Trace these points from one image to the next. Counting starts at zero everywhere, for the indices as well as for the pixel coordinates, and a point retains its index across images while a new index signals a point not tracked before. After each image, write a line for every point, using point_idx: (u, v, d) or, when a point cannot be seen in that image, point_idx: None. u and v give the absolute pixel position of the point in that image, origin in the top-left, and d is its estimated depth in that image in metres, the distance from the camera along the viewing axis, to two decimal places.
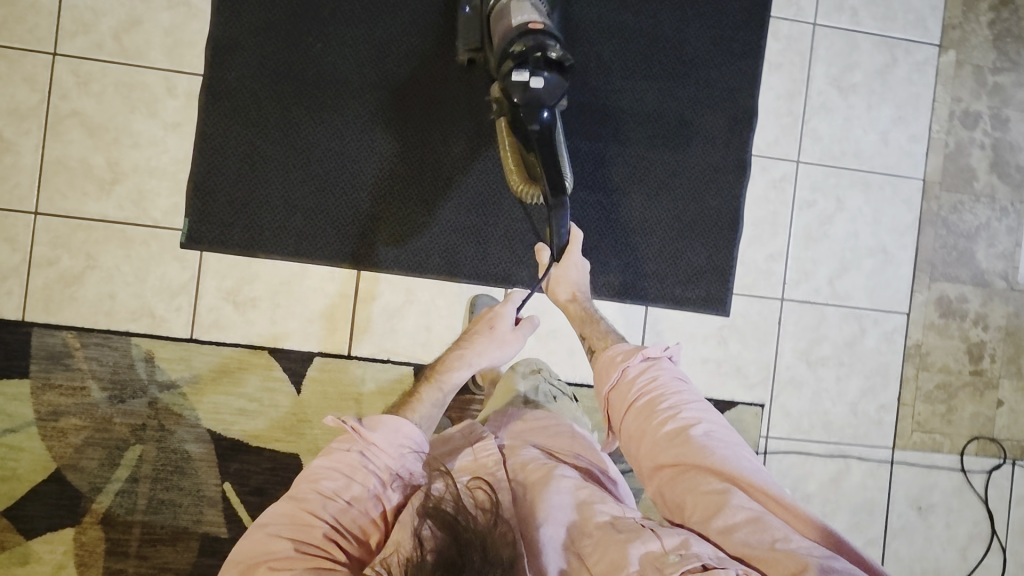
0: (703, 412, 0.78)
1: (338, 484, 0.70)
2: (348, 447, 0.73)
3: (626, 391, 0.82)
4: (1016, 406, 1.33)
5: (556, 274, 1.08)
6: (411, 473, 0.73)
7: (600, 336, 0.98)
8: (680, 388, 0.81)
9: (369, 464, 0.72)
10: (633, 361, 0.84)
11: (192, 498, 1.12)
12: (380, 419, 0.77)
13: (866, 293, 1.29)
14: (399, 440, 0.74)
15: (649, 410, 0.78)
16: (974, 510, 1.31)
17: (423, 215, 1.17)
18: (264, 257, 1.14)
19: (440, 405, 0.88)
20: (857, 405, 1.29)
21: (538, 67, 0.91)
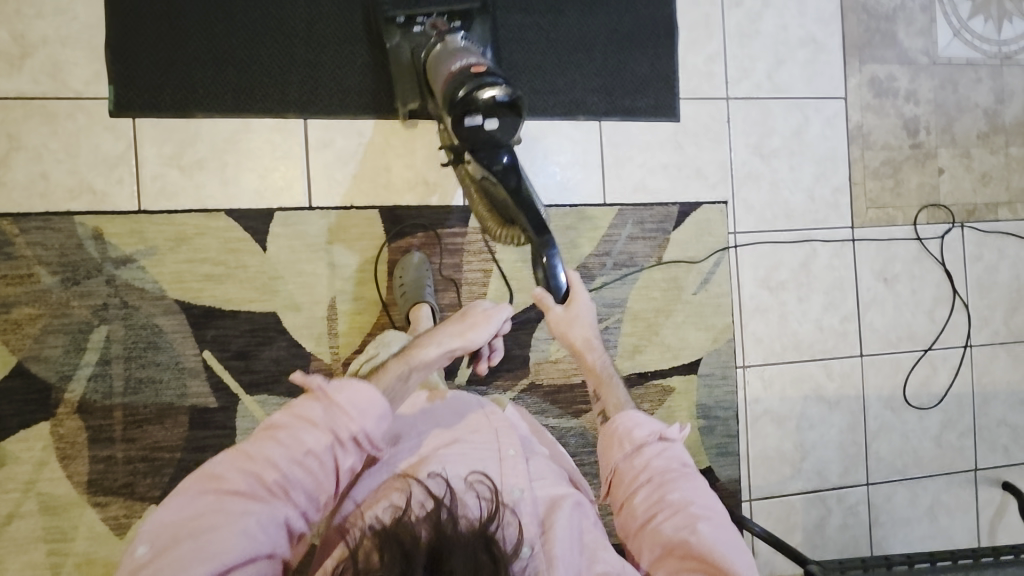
0: (708, 503, 0.77)
1: (298, 435, 0.66)
2: (311, 402, 0.68)
3: (634, 480, 0.80)
4: (955, 172, 1.41)
5: (559, 319, 0.96)
6: (369, 440, 0.69)
7: (616, 402, 0.93)
8: (688, 476, 0.79)
9: (332, 423, 0.67)
10: (650, 442, 0.82)
11: (172, 371, 1.08)
12: (349, 384, 0.70)
13: (803, 83, 1.33)
14: (366, 405, 0.69)
15: (658, 500, 0.77)
16: (935, 274, 1.40)
17: (361, 54, 1.15)
18: (201, 116, 1.10)
19: (400, 384, 0.78)
20: (813, 191, 1.34)
21: (489, 108, 0.91)
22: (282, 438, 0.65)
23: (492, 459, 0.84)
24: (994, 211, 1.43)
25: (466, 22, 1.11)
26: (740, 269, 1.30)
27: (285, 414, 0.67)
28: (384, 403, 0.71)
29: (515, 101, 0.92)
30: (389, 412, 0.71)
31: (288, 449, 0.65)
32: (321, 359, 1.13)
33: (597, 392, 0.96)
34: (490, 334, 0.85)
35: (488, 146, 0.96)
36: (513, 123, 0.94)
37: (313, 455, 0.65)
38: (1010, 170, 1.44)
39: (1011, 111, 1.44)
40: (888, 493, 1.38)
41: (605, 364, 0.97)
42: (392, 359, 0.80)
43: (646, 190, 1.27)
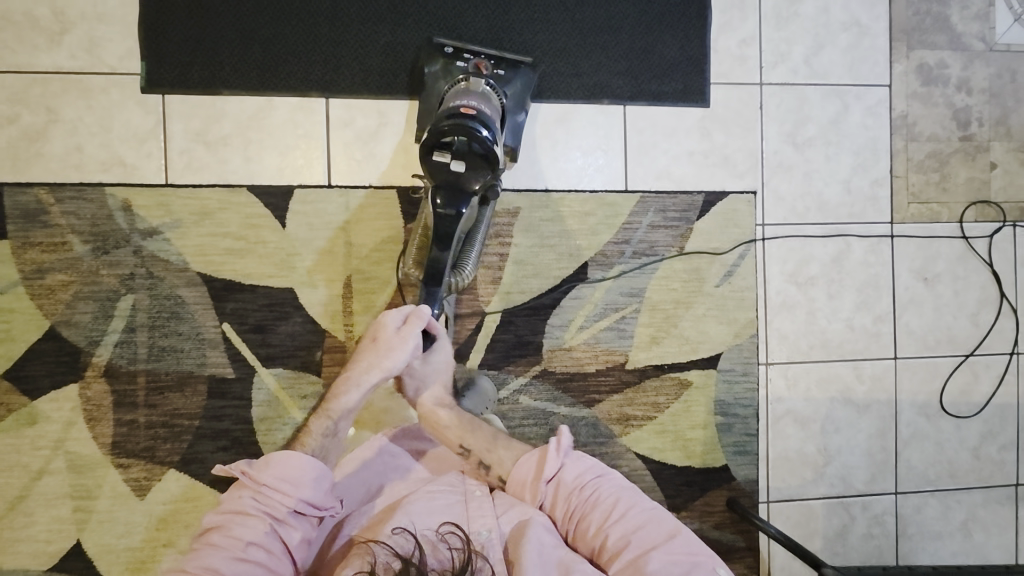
0: (623, 519, 0.86)
1: (234, 527, 0.80)
2: (241, 493, 0.84)
3: (558, 526, 0.92)
4: (1009, 167, 1.31)
5: (417, 370, 1.04)
6: (306, 505, 0.84)
7: (494, 451, 1.01)
8: (595, 499, 0.89)
9: (264, 506, 0.83)
10: (544, 492, 0.94)
11: (193, 341, 1.11)
12: (269, 460, 0.86)
13: (845, 69, 1.27)
14: (291, 476, 0.85)
15: (585, 542, 0.88)
16: (982, 275, 1.31)
17: (384, 34, 1.15)
18: (227, 93, 1.13)
19: (331, 434, 0.96)
20: (850, 183, 1.27)
21: (460, 153, 0.94)
22: (220, 537, 0.79)
23: (458, 503, 0.95)
24: None
25: (511, 72, 1.10)
26: (767, 262, 1.25)
27: (216, 515, 0.82)
28: (306, 466, 0.86)
29: (490, 156, 0.95)
30: (319, 471, 0.87)
31: (226, 547, 0.78)
32: (335, 336, 1.14)
33: (462, 445, 1.02)
34: (404, 358, 0.96)
35: (451, 189, 0.95)
36: (483, 179, 0.97)
37: (258, 541, 0.79)
38: None
39: None
40: (918, 505, 1.31)
41: (458, 415, 1.04)
42: (315, 418, 0.97)
43: (670, 178, 1.23)
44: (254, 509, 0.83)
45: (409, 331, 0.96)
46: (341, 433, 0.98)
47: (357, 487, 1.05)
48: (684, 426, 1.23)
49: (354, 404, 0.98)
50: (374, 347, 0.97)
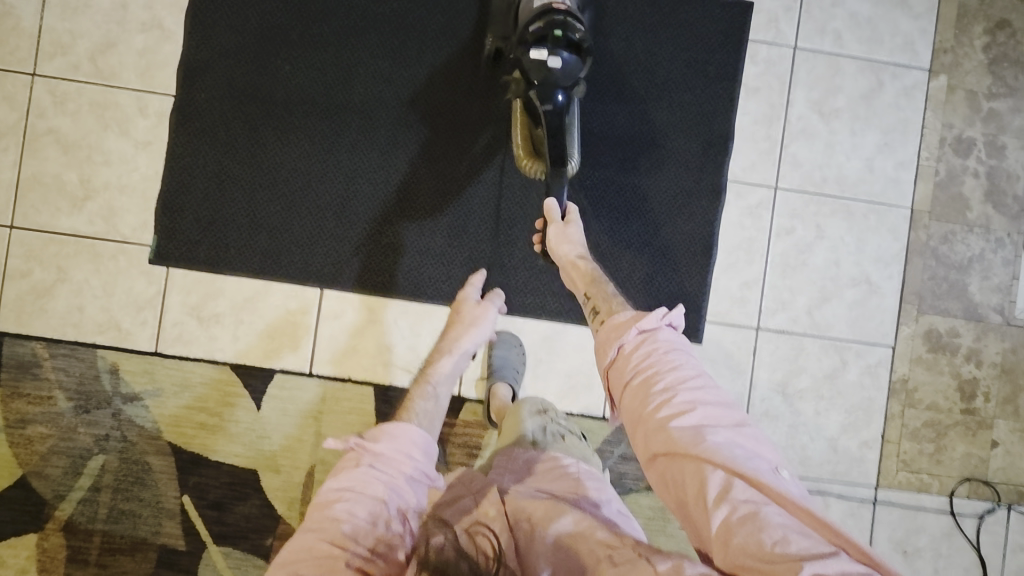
0: (694, 393, 0.70)
1: (363, 488, 0.74)
2: (358, 464, 0.78)
3: (624, 375, 0.76)
4: (1012, 447, 1.25)
5: (557, 232, 1.04)
6: (422, 471, 0.81)
7: (605, 297, 0.94)
8: (676, 362, 0.73)
9: (384, 470, 0.78)
10: (629, 337, 0.78)
11: (152, 509, 1.14)
12: (381, 430, 0.84)
13: (847, 324, 1.24)
14: (406, 445, 0.82)
15: (647, 396, 0.71)
16: (966, 557, 1.23)
17: (388, 235, 1.18)
18: (228, 274, 1.16)
19: (431, 399, 1.00)
20: (836, 441, 1.23)
21: (555, 43, 0.96)
22: (345, 500, 0.72)
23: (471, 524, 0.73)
24: None
25: None
26: None
27: (340, 479, 0.75)
28: (419, 436, 0.85)
29: (581, 44, 0.98)
30: (428, 441, 0.86)
31: (357, 504, 0.72)
32: (289, 523, 1.16)
33: (587, 292, 0.97)
34: (486, 329, 1.09)
35: (546, 83, 0.98)
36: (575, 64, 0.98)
37: (384, 501, 0.73)
38: None
39: None
40: None
41: (594, 268, 1.00)
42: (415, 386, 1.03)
43: None
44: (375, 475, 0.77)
45: (491, 300, 1.13)
46: (442, 399, 1.01)
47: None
48: None
49: (452, 372, 1.05)
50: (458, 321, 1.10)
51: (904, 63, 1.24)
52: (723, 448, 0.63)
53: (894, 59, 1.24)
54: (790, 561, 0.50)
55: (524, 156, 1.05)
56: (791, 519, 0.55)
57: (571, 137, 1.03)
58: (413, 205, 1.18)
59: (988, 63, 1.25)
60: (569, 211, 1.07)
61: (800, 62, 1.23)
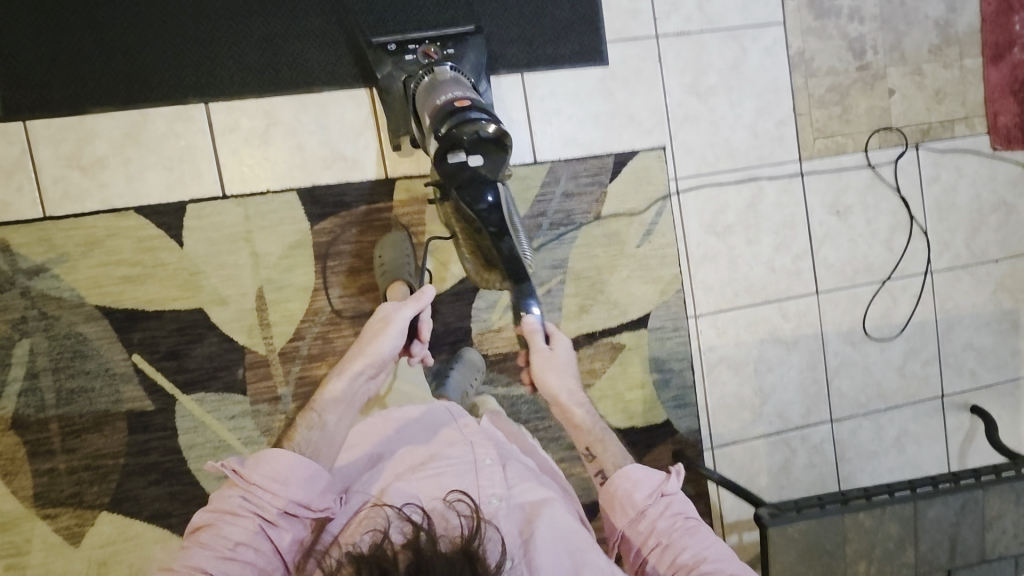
0: (713, 556, 0.77)
1: (222, 529, 0.70)
2: (230, 492, 0.74)
3: (643, 544, 0.82)
4: (907, 92, 1.34)
5: (544, 360, 1.05)
6: (305, 503, 0.75)
7: (609, 455, 0.96)
8: (693, 528, 0.81)
9: (253, 506, 0.73)
10: (654, 500, 0.83)
11: (104, 379, 1.06)
12: (263, 456, 0.75)
13: (737, 11, 1.26)
14: (284, 474, 0.74)
15: (671, 562, 0.78)
16: (891, 202, 1.35)
17: (258, 27, 1.09)
18: (94, 111, 1.04)
19: (317, 427, 0.90)
20: (755, 126, 1.28)
21: (473, 144, 0.91)
22: (207, 536, 0.70)
23: (468, 472, 0.87)
24: (950, 129, 1.37)
25: (459, 47, 1.08)
26: (684, 216, 1.26)
27: (205, 513, 0.72)
28: (302, 464, 0.76)
29: (500, 137, 0.91)
30: (315, 470, 0.77)
31: (212, 547, 0.69)
32: (255, 351, 1.10)
33: (588, 447, 0.98)
34: (396, 338, 0.95)
35: (475, 185, 0.97)
36: (498, 161, 0.94)
37: (245, 544, 0.70)
38: (965, 83, 1.37)
39: (964, 20, 1.36)
40: (853, 428, 1.37)
41: (592, 416, 1.02)
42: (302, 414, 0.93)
43: (578, 144, 1.21)
44: (243, 510, 0.73)
45: (405, 307, 0.96)
46: (330, 425, 0.91)
47: (354, 464, 0.91)
48: (622, 389, 1.25)
49: (342, 397, 0.93)
50: (372, 331, 0.99)
51: None
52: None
53: None
54: None
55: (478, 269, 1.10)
56: None
57: (519, 242, 1.05)
58: None
59: None
60: (551, 332, 1.09)
61: None
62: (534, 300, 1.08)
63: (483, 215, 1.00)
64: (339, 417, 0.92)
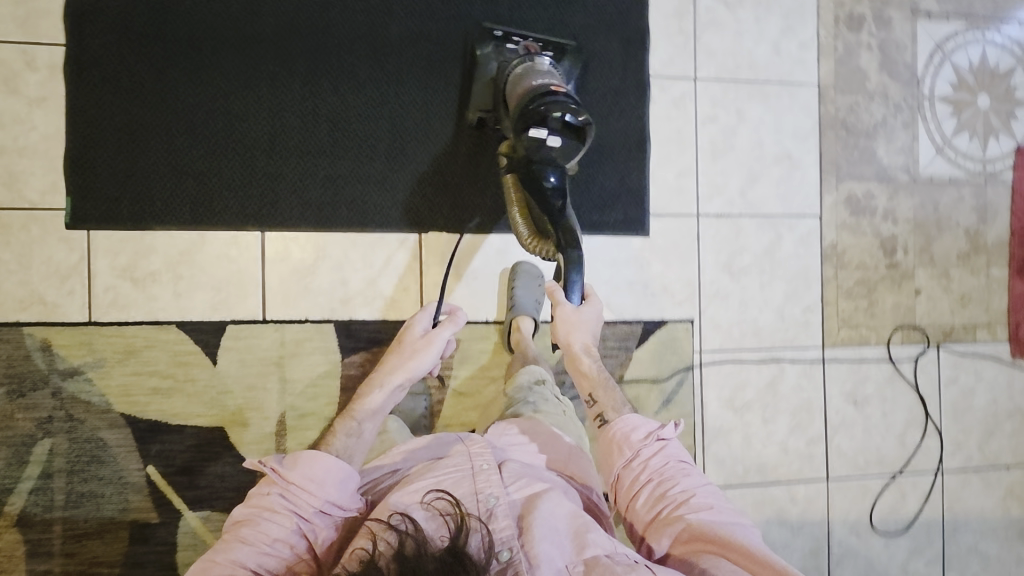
0: (691, 477, 0.85)
1: (262, 524, 0.75)
2: (269, 490, 0.79)
3: (634, 481, 0.86)
4: (933, 292, 1.38)
5: (566, 318, 1.02)
6: (334, 504, 0.79)
7: (612, 406, 0.98)
8: (686, 471, 0.86)
9: (290, 503, 0.78)
10: (645, 446, 0.88)
11: (115, 486, 1.06)
12: (299, 457, 0.81)
13: (776, 200, 1.32)
14: (320, 476, 0.80)
15: (661, 496, 0.83)
16: (908, 397, 1.36)
17: (324, 166, 1.15)
18: (157, 228, 1.10)
19: (356, 435, 0.94)
20: (783, 309, 1.31)
21: (558, 126, 0.97)
22: (247, 532, 0.75)
23: (463, 480, 0.83)
24: (972, 333, 1.39)
25: (557, 55, 1.16)
26: (704, 388, 1.28)
27: (243, 509, 0.77)
28: (336, 467, 0.81)
29: (584, 127, 0.99)
30: (346, 474, 0.82)
31: (253, 543, 0.73)
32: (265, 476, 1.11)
33: (589, 395, 1.00)
34: (432, 357, 1.02)
35: (545, 160, 1.02)
36: (569, 142, 1.00)
37: (282, 541, 0.75)
38: (991, 290, 1.40)
39: (994, 231, 1.41)
40: None
41: (599, 367, 1.02)
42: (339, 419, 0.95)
43: (610, 307, 1.25)
44: (282, 507, 0.78)
45: (440, 329, 1.03)
46: (367, 434, 0.95)
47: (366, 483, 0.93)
48: None
49: (380, 407, 0.98)
50: (407, 346, 1.04)
51: None
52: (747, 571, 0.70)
53: None
54: None
55: (531, 239, 1.08)
56: None
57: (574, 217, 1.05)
58: (345, 133, 1.16)
59: None
60: (586, 292, 1.07)
61: None
62: (582, 268, 1.00)
63: (544, 195, 1.02)
64: (375, 424, 0.97)
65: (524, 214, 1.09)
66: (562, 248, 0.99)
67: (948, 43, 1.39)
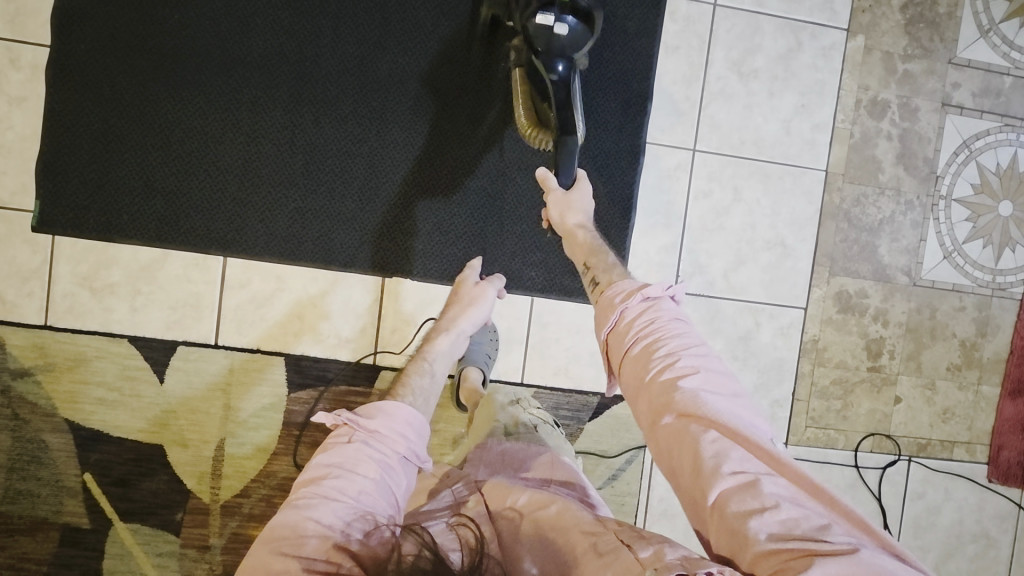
0: (692, 344, 0.71)
1: (351, 472, 0.66)
2: (351, 439, 0.70)
3: (623, 342, 0.74)
4: (913, 403, 1.31)
5: (559, 202, 0.97)
6: (417, 456, 0.73)
7: (605, 269, 0.89)
8: (680, 331, 0.72)
9: (376, 452, 0.69)
10: (632, 302, 0.76)
11: (51, 488, 1.09)
12: (376, 407, 0.75)
13: (761, 286, 1.26)
14: (401, 425, 0.73)
15: (650, 356, 0.70)
16: (868, 507, 1.30)
17: (295, 198, 1.13)
18: (120, 241, 1.09)
19: (428, 375, 0.91)
20: (749, 399, 1.27)
21: (567, 8, 0.92)
22: (336, 479, 0.64)
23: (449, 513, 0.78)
24: (948, 450, 1.33)
25: None
26: (653, 468, 1.25)
27: (323, 460, 0.67)
28: (413, 416, 0.75)
29: (590, 15, 0.94)
30: (421, 423, 0.76)
31: (341, 492, 0.63)
32: (199, 498, 1.12)
33: (585, 263, 0.92)
34: (485, 309, 1.02)
35: (549, 50, 0.94)
36: (580, 29, 0.93)
37: (370, 492, 0.65)
38: (976, 408, 1.33)
39: (992, 346, 1.33)
40: None
41: (595, 239, 0.95)
42: (411, 360, 0.93)
43: (568, 375, 1.22)
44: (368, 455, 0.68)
45: (492, 282, 1.06)
46: (439, 375, 0.92)
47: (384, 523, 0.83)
48: None
49: (448, 351, 0.97)
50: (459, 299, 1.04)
51: (823, 23, 1.23)
52: (756, 476, 0.57)
53: (814, 19, 1.23)
54: (778, 527, 0.53)
55: (529, 126, 1.04)
56: (783, 487, 0.56)
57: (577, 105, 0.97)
58: (320, 166, 1.13)
59: (904, 23, 1.25)
60: (578, 177, 0.99)
61: (719, 20, 1.21)
62: (576, 157, 0.95)
63: (548, 85, 0.95)
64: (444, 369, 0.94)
65: (526, 103, 1.04)
66: (560, 137, 0.94)
67: (976, 142, 1.29)
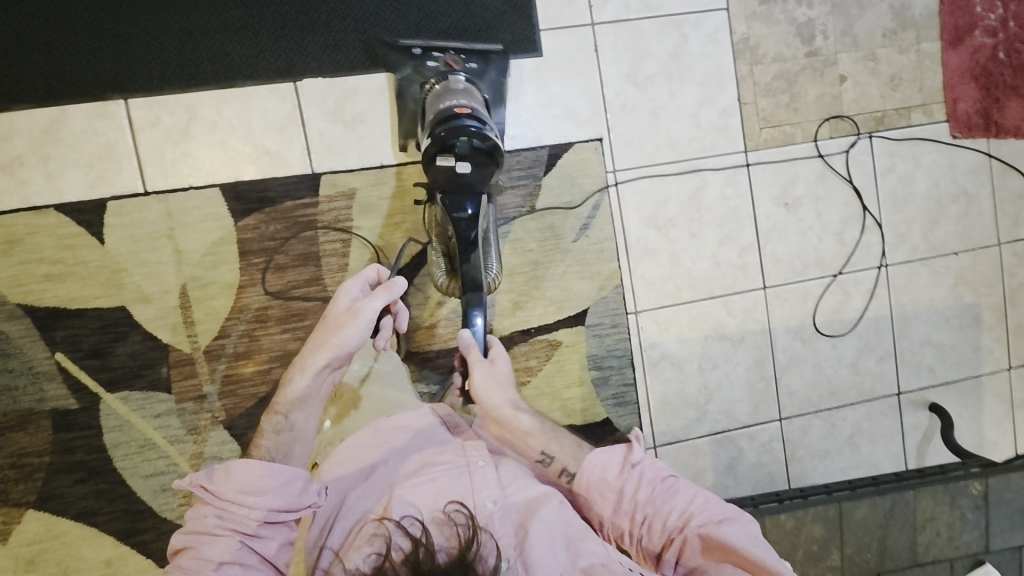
0: (681, 493, 0.78)
1: (204, 549, 0.68)
2: (205, 513, 0.71)
3: (626, 517, 0.79)
4: (859, 78, 1.29)
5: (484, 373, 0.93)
6: (288, 506, 0.73)
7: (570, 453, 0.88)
8: (671, 488, 0.79)
9: (231, 523, 0.71)
10: (626, 475, 0.81)
11: (28, 376, 1.07)
12: (231, 468, 0.73)
13: None
14: (258, 484, 0.72)
15: (655, 524, 0.77)
16: (842, 193, 1.31)
17: (177, 19, 1.06)
18: (12, 107, 1.04)
19: (285, 429, 0.89)
20: (698, 116, 1.25)
21: (465, 153, 0.92)
22: (190, 560, 0.68)
23: (458, 476, 0.80)
24: (906, 116, 1.32)
25: (482, 65, 1.13)
26: (622, 208, 1.23)
27: (184, 535, 0.70)
28: (274, 471, 0.73)
29: (494, 149, 0.93)
30: (288, 475, 0.73)
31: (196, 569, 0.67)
32: (179, 349, 1.10)
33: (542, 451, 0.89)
34: (362, 328, 0.90)
35: (460, 191, 0.95)
36: (486, 170, 0.94)
37: (231, 560, 0.68)
38: (922, 68, 1.32)
39: (920, 2, 1.31)
40: (803, 427, 1.33)
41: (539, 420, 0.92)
42: (265, 419, 0.90)
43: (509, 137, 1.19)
44: (222, 529, 0.70)
45: (373, 296, 0.90)
46: (299, 423, 0.91)
47: (346, 475, 0.86)
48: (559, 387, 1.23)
49: (304, 394, 0.90)
50: (334, 318, 0.92)
51: None
52: None
53: None
54: None
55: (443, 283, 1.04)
56: None
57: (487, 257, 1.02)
58: None
59: None
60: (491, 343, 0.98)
61: None
62: (480, 307, 0.97)
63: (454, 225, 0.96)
64: (306, 412, 0.92)
65: (439, 257, 1.04)
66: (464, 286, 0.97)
67: None
